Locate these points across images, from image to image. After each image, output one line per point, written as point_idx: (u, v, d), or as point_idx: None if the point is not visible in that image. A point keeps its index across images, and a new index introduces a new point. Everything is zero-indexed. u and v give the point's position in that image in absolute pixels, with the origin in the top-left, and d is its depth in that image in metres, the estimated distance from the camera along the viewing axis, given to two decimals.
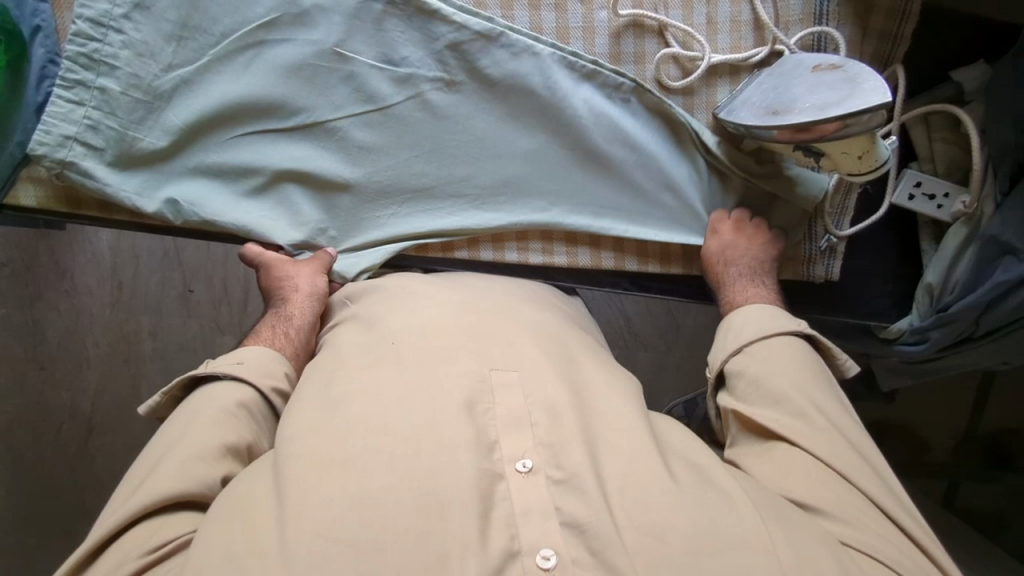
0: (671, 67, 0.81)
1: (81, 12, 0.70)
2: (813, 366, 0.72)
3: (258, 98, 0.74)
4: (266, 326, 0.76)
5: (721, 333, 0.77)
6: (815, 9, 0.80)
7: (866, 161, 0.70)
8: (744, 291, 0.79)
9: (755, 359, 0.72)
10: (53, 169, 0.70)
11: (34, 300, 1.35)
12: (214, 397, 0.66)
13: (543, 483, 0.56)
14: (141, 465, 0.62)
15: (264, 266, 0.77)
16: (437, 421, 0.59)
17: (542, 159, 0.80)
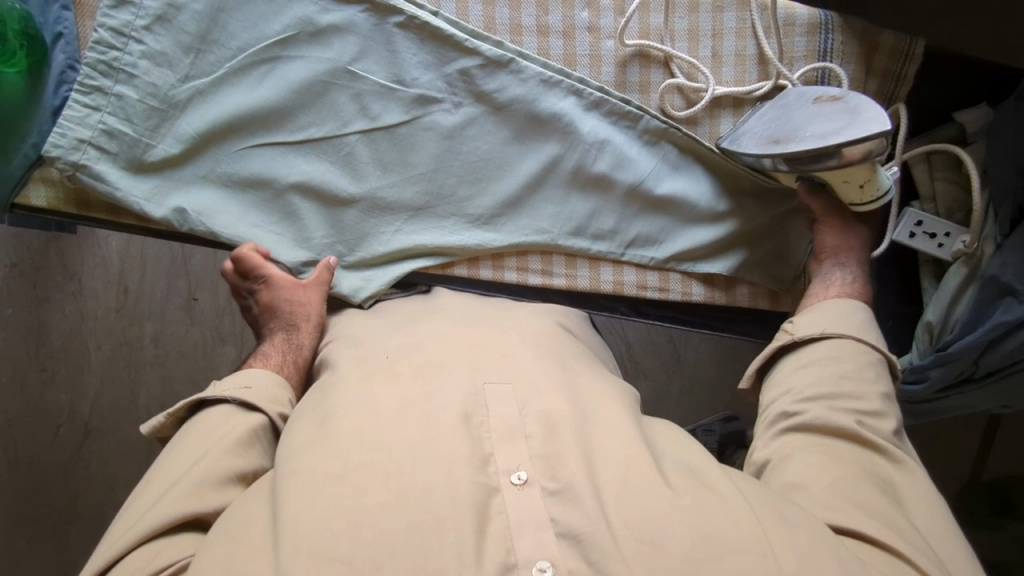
0: (676, 97, 0.82)
1: (103, 21, 0.71)
2: (881, 377, 0.71)
3: (269, 112, 0.76)
4: (273, 351, 0.76)
5: (838, 311, 0.76)
6: (819, 46, 0.82)
7: (864, 190, 0.72)
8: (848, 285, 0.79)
9: (828, 357, 0.72)
10: (66, 171, 0.71)
11: (40, 301, 1.37)
12: (220, 420, 0.67)
13: (538, 496, 0.56)
14: (146, 485, 0.63)
15: (275, 288, 0.77)
16: (435, 436, 0.59)
17: (542, 184, 0.81)
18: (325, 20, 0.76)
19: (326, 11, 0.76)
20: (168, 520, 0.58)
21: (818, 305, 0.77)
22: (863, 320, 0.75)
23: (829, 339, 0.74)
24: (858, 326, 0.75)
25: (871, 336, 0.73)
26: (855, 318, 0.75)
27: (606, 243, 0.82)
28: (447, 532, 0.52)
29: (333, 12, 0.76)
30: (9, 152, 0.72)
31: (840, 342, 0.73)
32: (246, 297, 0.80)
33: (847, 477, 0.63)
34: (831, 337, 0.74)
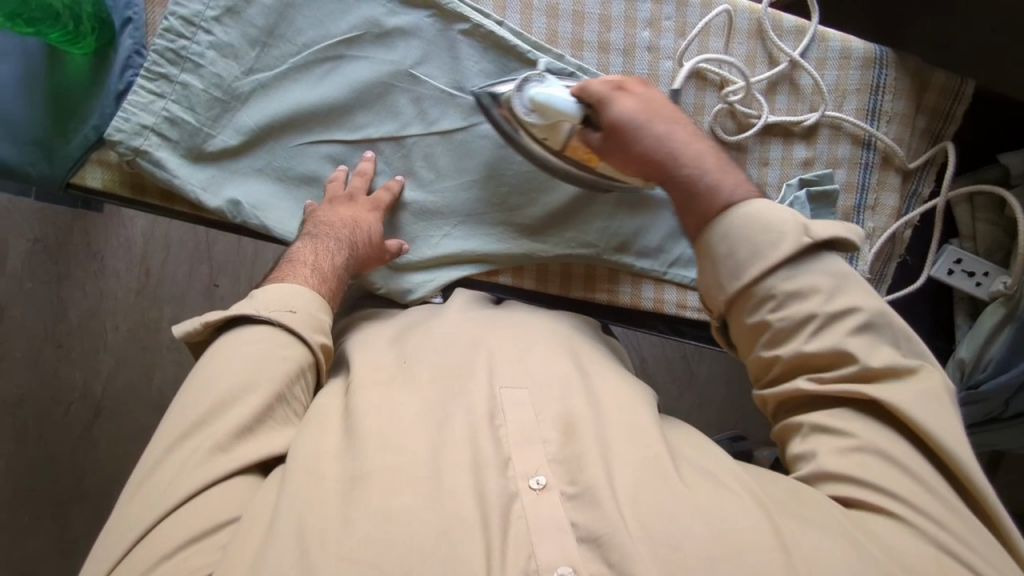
0: (728, 121, 0.82)
1: (174, 10, 0.71)
2: (803, 306, 0.59)
3: (329, 110, 0.76)
4: (320, 250, 0.72)
5: (717, 254, 0.62)
6: (873, 80, 0.83)
7: (542, 107, 0.72)
8: (716, 165, 0.64)
9: (750, 330, 0.62)
10: (126, 155, 0.71)
11: (61, 278, 1.38)
12: (263, 343, 0.64)
13: (557, 501, 0.55)
14: (184, 404, 0.61)
15: (380, 218, 0.76)
16: (474, 442, 0.60)
17: (588, 209, 0.82)
18: (391, 22, 0.76)
19: (393, 14, 0.77)
20: (211, 489, 0.57)
21: (701, 253, 0.64)
22: (749, 234, 0.61)
23: (744, 299, 0.62)
24: (753, 249, 0.60)
25: (754, 267, 0.60)
26: (736, 254, 0.61)
27: (647, 261, 0.83)
28: (475, 535, 0.53)
29: (400, 15, 0.77)
30: (70, 133, 0.72)
31: (746, 297, 0.61)
32: (329, 200, 0.75)
33: (840, 443, 0.58)
34: (740, 295, 0.62)
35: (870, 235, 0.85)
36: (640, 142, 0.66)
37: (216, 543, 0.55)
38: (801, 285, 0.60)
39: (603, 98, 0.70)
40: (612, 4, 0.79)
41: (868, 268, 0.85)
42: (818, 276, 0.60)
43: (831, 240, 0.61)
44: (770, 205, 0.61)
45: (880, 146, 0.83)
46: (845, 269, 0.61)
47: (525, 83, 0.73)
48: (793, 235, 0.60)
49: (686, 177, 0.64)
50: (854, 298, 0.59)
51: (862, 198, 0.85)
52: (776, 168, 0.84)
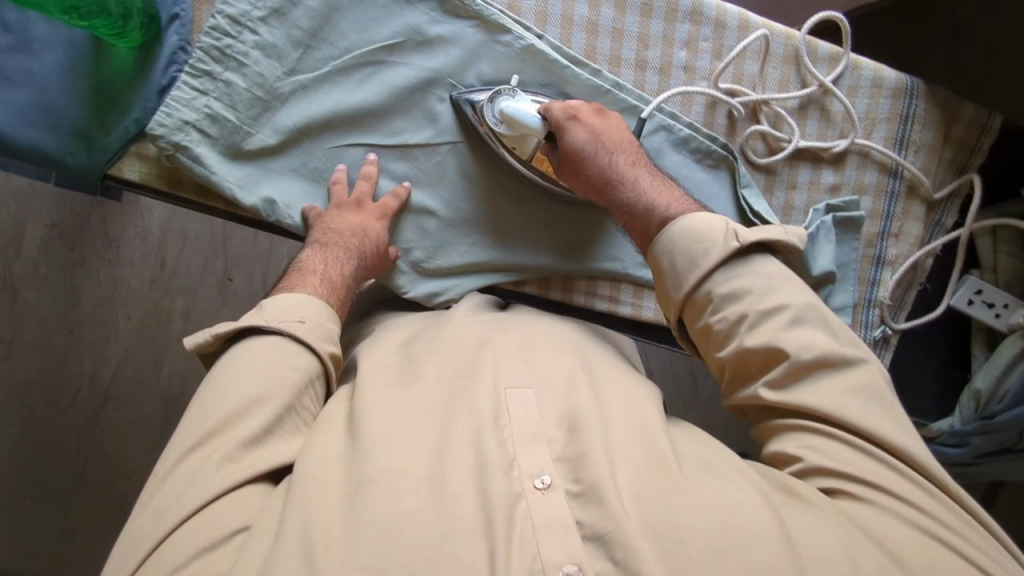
0: (758, 143, 0.83)
1: (222, 8, 0.72)
2: (738, 307, 0.63)
3: (367, 114, 0.77)
4: (327, 258, 0.72)
5: (657, 265, 0.68)
6: (902, 110, 0.84)
7: (511, 120, 0.75)
8: (659, 187, 0.72)
9: (697, 335, 0.67)
10: (166, 150, 0.71)
11: (75, 264, 1.37)
12: (273, 354, 0.64)
13: (562, 499, 0.56)
14: (196, 413, 0.61)
15: (386, 227, 0.77)
16: (479, 439, 0.59)
17: (592, 235, 0.83)
18: (433, 31, 0.77)
19: (435, 23, 0.77)
20: (229, 495, 0.57)
21: (652, 265, 0.69)
22: (685, 247, 0.66)
23: (689, 306, 0.66)
24: (689, 259, 0.65)
25: (687, 280, 0.65)
26: (677, 266, 0.66)
27: None
28: (476, 537, 0.53)
29: (442, 24, 0.77)
30: (110, 125, 0.73)
31: (691, 305, 0.66)
32: (336, 207, 0.76)
33: (817, 436, 0.60)
34: (687, 301, 0.66)
35: (892, 262, 0.87)
36: (599, 169, 0.73)
37: (231, 549, 0.55)
38: (733, 289, 0.64)
39: (564, 121, 0.75)
40: (651, 23, 0.80)
41: (887, 294, 0.87)
42: (751, 279, 0.64)
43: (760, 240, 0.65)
44: (702, 216, 0.66)
45: (906, 175, 0.85)
46: (773, 267, 0.65)
47: (496, 95, 0.75)
48: (722, 242, 0.64)
49: (631, 200, 0.71)
50: (784, 295, 0.63)
51: (886, 226, 0.86)
52: (804, 192, 0.84)
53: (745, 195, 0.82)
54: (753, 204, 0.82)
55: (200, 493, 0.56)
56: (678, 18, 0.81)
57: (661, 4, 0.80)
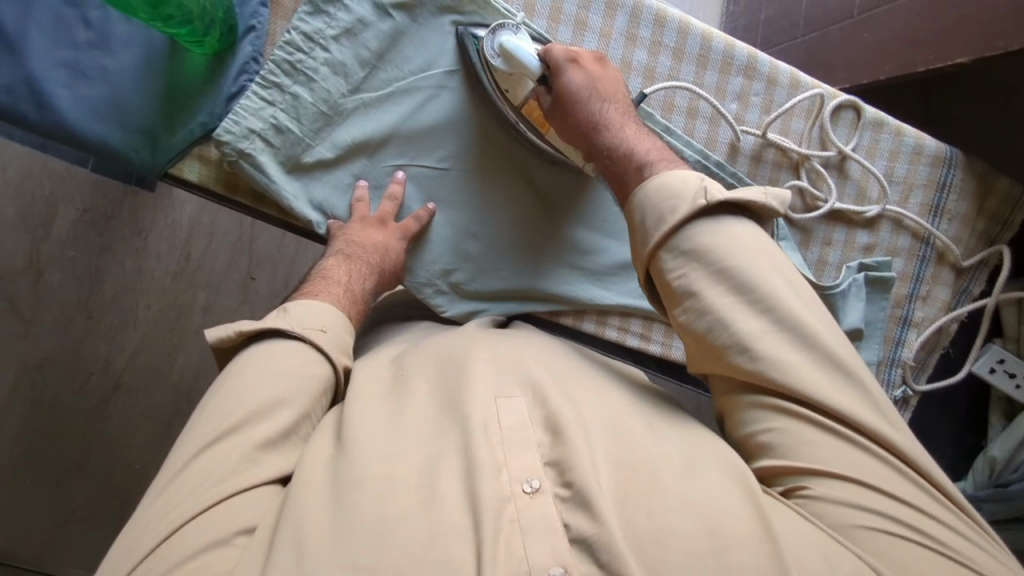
0: (796, 199, 0.86)
1: (297, 25, 0.74)
2: (702, 264, 0.60)
3: (424, 136, 0.79)
4: (351, 271, 0.73)
5: (628, 215, 0.65)
6: (940, 178, 0.86)
7: (509, 55, 0.72)
8: (643, 136, 0.69)
9: (659, 289, 0.64)
10: (230, 156, 0.73)
11: (102, 251, 1.38)
12: (295, 359, 0.64)
13: (551, 502, 0.55)
14: (211, 414, 0.60)
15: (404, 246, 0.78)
16: (468, 445, 0.58)
17: (567, 200, 0.84)
18: None
19: None
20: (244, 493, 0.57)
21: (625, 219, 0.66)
22: (657, 200, 0.62)
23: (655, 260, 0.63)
24: (658, 216, 0.62)
25: (654, 232, 0.62)
26: (648, 220, 0.63)
27: None
28: (462, 540, 0.52)
29: None
30: (176, 126, 0.75)
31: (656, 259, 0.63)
32: (358, 220, 0.77)
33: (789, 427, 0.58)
34: (652, 259, 0.63)
35: (918, 323, 0.89)
36: (590, 112, 0.70)
37: (237, 546, 0.54)
38: (701, 245, 0.60)
39: (563, 62, 0.72)
40: (706, 74, 0.83)
41: (911, 355, 0.89)
42: (721, 239, 0.60)
43: (734, 201, 0.62)
44: (680, 174, 0.63)
45: (939, 241, 0.87)
46: (747, 230, 0.61)
47: (497, 28, 0.73)
48: (691, 199, 0.61)
49: (611, 147, 0.69)
50: (752, 255, 0.60)
51: (915, 288, 0.88)
52: (838, 250, 0.87)
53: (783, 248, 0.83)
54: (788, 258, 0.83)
55: (222, 491, 0.56)
56: (732, 72, 0.83)
57: (717, 56, 0.83)
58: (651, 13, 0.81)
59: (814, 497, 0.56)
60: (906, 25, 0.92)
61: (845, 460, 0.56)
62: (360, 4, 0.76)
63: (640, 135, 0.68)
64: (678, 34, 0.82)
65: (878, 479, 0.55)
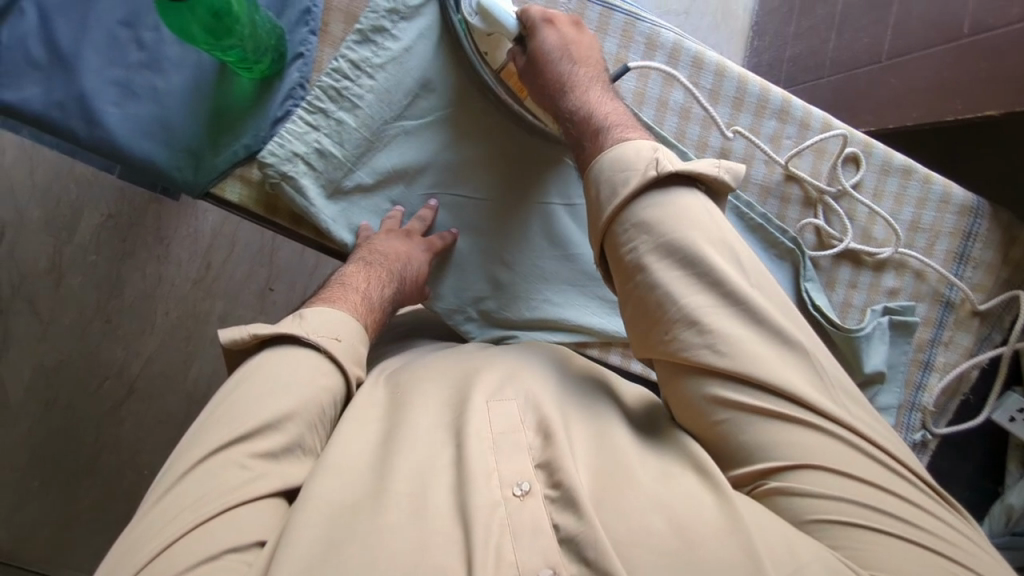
0: (811, 236, 0.87)
1: (345, 53, 0.76)
2: (653, 234, 0.59)
3: (463, 165, 0.81)
4: (371, 284, 0.74)
5: (587, 181, 0.64)
6: (965, 228, 0.88)
7: (485, 13, 0.71)
8: (607, 102, 0.68)
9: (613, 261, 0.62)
10: (273, 178, 0.74)
11: (124, 256, 1.34)
12: (308, 368, 0.64)
13: (540, 504, 0.55)
14: (218, 417, 0.60)
15: (428, 258, 0.78)
16: (462, 454, 0.58)
17: (538, 170, 0.82)
18: None
19: None
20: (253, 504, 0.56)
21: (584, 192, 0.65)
22: (613, 168, 0.61)
23: (611, 232, 0.62)
24: (612, 187, 0.61)
25: (609, 202, 0.61)
26: (605, 191, 0.62)
27: None
28: (451, 549, 0.52)
29: None
30: (220, 147, 0.77)
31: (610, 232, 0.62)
32: (386, 232, 0.77)
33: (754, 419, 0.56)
34: (607, 232, 0.62)
35: (940, 368, 0.90)
36: (559, 73, 0.69)
37: (246, 558, 0.54)
38: (652, 217, 0.60)
39: (542, 21, 0.70)
40: (740, 116, 0.85)
41: (931, 400, 0.89)
42: (670, 211, 0.59)
43: (690, 173, 0.61)
44: (636, 145, 0.62)
45: (963, 289, 0.88)
46: (697, 202, 0.61)
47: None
48: (643, 169, 0.60)
49: (574, 110, 0.68)
50: (700, 225, 0.59)
51: (937, 333, 0.89)
52: (863, 293, 0.87)
53: (809, 290, 0.84)
54: (814, 300, 0.84)
55: (228, 501, 0.55)
56: (767, 115, 0.85)
57: (753, 100, 0.84)
58: (690, 55, 0.83)
59: (794, 496, 0.54)
60: (936, 74, 0.93)
61: (814, 452, 0.55)
62: (407, 34, 0.78)
63: (603, 101, 0.67)
64: (715, 77, 0.84)
65: (846, 464, 0.55)
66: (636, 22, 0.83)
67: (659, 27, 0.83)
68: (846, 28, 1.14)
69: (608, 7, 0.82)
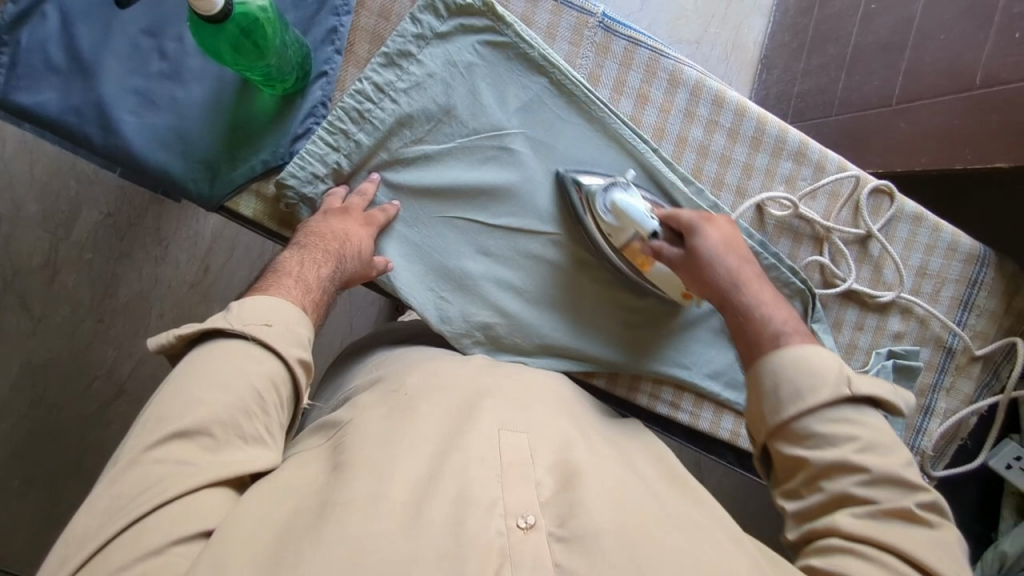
0: (815, 274, 0.87)
1: (369, 76, 0.77)
2: (839, 434, 0.61)
3: (482, 192, 0.80)
4: (306, 262, 0.69)
5: (767, 395, 0.64)
6: (972, 276, 0.89)
7: (620, 212, 0.75)
8: (780, 306, 0.69)
9: (782, 456, 0.63)
10: (292, 200, 0.76)
11: (121, 256, 1.25)
12: (238, 359, 0.59)
13: (545, 541, 0.52)
14: (151, 420, 0.56)
15: (370, 234, 0.75)
16: (466, 477, 0.56)
17: (659, 328, 0.85)
18: (558, 127, 0.81)
19: (564, 122, 0.81)
20: (201, 491, 0.54)
21: (750, 382, 0.66)
22: (799, 373, 0.63)
23: (784, 429, 0.63)
24: (794, 390, 0.63)
25: (789, 411, 0.62)
26: (784, 394, 0.63)
27: (729, 408, 0.87)
28: (443, 566, 0.49)
29: (570, 123, 0.81)
30: (238, 160, 0.76)
31: (785, 432, 0.63)
32: (323, 212, 0.74)
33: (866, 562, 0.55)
34: (780, 428, 0.63)
35: (940, 414, 0.90)
36: (727, 274, 0.70)
37: (187, 551, 0.51)
38: (836, 433, 0.61)
39: (693, 223, 0.73)
40: (757, 157, 0.86)
41: (931, 444, 0.90)
42: (848, 428, 0.61)
43: (872, 397, 0.63)
44: (823, 355, 0.64)
45: (964, 336, 0.89)
46: (879, 421, 0.63)
47: (609, 186, 0.76)
48: (833, 384, 0.62)
49: (748, 309, 0.68)
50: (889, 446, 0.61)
51: (939, 378, 0.90)
52: (869, 335, 0.88)
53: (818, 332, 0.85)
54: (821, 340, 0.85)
55: (163, 491, 0.52)
56: (783, 156, 0.86)
57: (771, 140, 0.86)
58: (711, 93, 0.85)
59: None
60: (947, 122, 0.94)
61: None
62: (433, 60, 0.78)
63: (779, 304, 0.69)
64: (735, 115, 0.86)
65: None
66: (661, 59, 0.84)
67: (682, 65, 0.85)
68: (857, 70, 1.14)
69: (634, 42, 0.84)
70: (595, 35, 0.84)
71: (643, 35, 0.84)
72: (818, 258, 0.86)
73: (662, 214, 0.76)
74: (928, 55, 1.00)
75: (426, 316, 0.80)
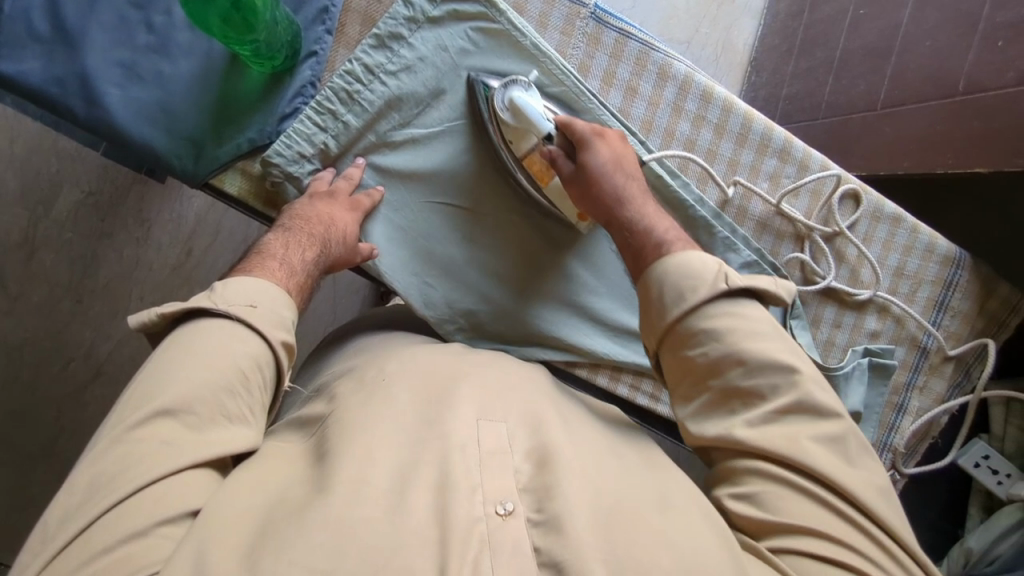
0: (796, 270, 0.89)
1: (359, 56, 0.77)
2: (727, 334, 0.61)
3: (468, 177, 0.80)
4: (290, 244, 0.69)
5: (651, 299, 0.65)
6: (947, 277, 0.91)
7: (518, 110, 0.74)
8: (662, 218, 0.70)
9: (672, 359, 0.64)
10: (278, 178, 0.76)
11: (101, 237, 1.23)
12: (223, 339, 0.59)
13: (524, 527, 0.53)
14: (132, 399, 0.55)
15: (358, 220, 0.75)
16: (448, 461, 0.56)
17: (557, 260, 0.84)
18: None
19: None
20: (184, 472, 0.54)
21: (640, 288, 0.67)
22: (681, 275, 0.63)
23: (675, 333, 0.63)
24: (677, 293, 0.63)
25: (675, 310, 0.63)
26: (669, 295, 0.64)
27: None
28: (427, 553, 0.50)
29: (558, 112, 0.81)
30: (224, 137, 0.75)
31: (675, 334, 0.63)
32: (309, 196, 0.74)
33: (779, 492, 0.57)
34: (668, 333, 0.64)
35: (913, 412, 0.92)
36: (614, 187, 0.71)
37: (171, 532, 0.51)
38: (718, 327, 0.61)
39: (586, 136, 0.74)
40: (743, 153, 0.87)
41: (903, 441, 0.91)
42: (730, 322, 0.61)
43: (745, 288, 0.63)
44: (701, 257, 0.64)
45: (938, 336, 0.90)
46: (757, 310, 0.63)
47: (509, 84, 0.75)
48: (712, 282, 0.62)
49: (634, 221, 0.70)
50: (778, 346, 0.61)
51: (912, 377, 0.91)
52: (846, 332, 0.90)
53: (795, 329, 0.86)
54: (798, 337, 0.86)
55: (145, 472, 0.52)
56: (768, 153, 0.87)
57: (756, 137, 0.87)
58: (699, 88, 0.86)
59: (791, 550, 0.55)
60: (928, 128, 0.96)
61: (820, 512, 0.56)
62: (423, 43, 0.78)
63: (660, 215, 0.70)
64: (722, 111, 0.86)
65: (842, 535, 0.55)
66: (651, 52, 0.85)
67: (672, 59, 0.86)
68: (844, 74, 1.15)
69: (624, 34, 0.85)
70: (586, 26, 0.84)
71: (633, 28, 0.85)
72: (799, 254, 0.87)
73: (561, 119, 0.75)
74: (913, 61, 1.02)
75: (410, 300, 0.80)
